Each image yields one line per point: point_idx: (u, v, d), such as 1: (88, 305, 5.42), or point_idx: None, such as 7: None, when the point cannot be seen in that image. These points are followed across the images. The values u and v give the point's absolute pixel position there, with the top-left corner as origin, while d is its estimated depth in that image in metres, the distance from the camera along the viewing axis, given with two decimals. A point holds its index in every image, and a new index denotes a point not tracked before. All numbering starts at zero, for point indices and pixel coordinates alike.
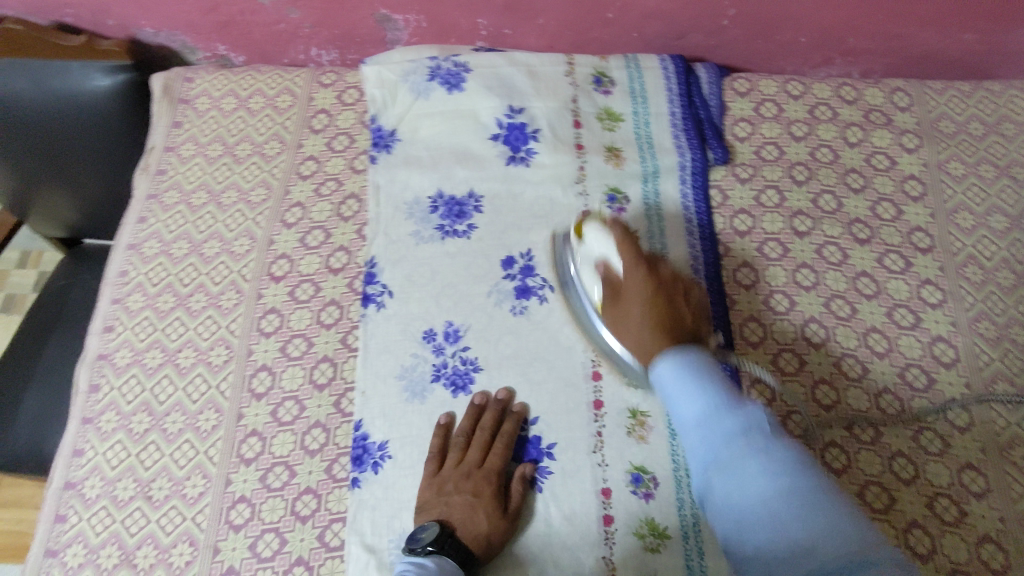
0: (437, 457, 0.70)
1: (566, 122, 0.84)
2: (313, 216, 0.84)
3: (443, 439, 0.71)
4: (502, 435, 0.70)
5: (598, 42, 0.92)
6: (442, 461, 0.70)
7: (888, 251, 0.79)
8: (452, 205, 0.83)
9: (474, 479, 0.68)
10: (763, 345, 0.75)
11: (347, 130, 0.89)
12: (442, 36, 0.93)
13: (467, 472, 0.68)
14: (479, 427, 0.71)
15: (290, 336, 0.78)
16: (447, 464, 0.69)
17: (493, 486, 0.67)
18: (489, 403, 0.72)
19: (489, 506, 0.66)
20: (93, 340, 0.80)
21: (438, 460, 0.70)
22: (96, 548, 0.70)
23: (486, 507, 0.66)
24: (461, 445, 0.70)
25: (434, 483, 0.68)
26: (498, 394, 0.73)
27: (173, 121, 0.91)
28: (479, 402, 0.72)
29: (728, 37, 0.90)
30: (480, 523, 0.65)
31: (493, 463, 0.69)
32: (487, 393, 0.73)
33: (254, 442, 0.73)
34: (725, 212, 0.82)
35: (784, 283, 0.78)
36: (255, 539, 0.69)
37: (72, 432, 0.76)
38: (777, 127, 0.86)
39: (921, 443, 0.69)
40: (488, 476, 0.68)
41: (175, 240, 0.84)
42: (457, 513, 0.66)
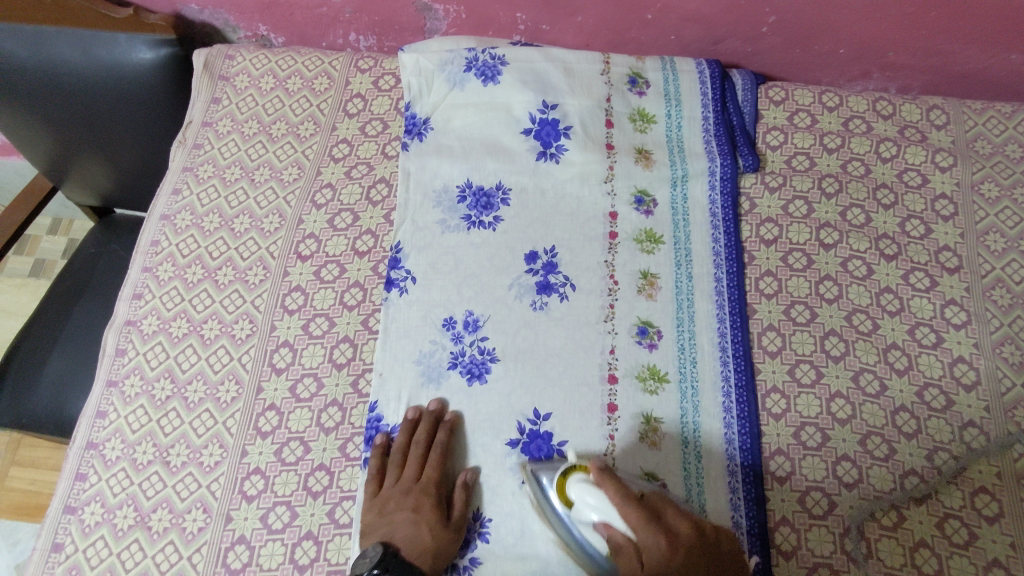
0: (375, 478, 0.70)
1: (599, 120, 0.84)
2: (342, 199, 0.85)
3: (380, 461, 0.71)
4: (436, 445, 0.70)
5: (634, 42, 0.92)
6: (381, 481, 0.70)
7: (914, 269, 0.78)
8: (479, 197, 0.83)
9: (414, 494, 0.68)
10: (781, 355, 0.75)
11: (381, 116, 0.90)
12: (480, 28, 0.94)
13: (406, 488, 0.69)
14: (415, 441, 0.71)
15: (313, 314, 0.79)
16: (387, 482, 0.70)
17: (433, 498, 0.68)
18: (422, 416, 0.72)
19: (433, 519, 0.66)
20: (123, 306, 0.82)
21: (377, 481, 0.70)
22: (112, 508, 0.72)
23: (428, 521, 0.66)
24: (397, 462, 0.70)
25: (376, 503, 0.68)
26: (431, 407, 0.73)
27: (212, 97, 0.93)
28: (413, 417, 0.72)
29: (766, 44, 0.89)
30: (424, 536, 0.65)
31: (430, 476, 0.69)
32: (419, 407, 0.73)
33: (271, 416, 0.75)
34: (751, 220, 0.82)
35: (807, 294, 0.78)
36: (267, 510, 0.71)
37: (96, 394, 0.78)
38: (809, 137, 0.86)
39: (935, 464, 0.68)
40: (427, 488, 0.68)
41: (207, 213, 0.86)
42: (401, 531, 0.66)
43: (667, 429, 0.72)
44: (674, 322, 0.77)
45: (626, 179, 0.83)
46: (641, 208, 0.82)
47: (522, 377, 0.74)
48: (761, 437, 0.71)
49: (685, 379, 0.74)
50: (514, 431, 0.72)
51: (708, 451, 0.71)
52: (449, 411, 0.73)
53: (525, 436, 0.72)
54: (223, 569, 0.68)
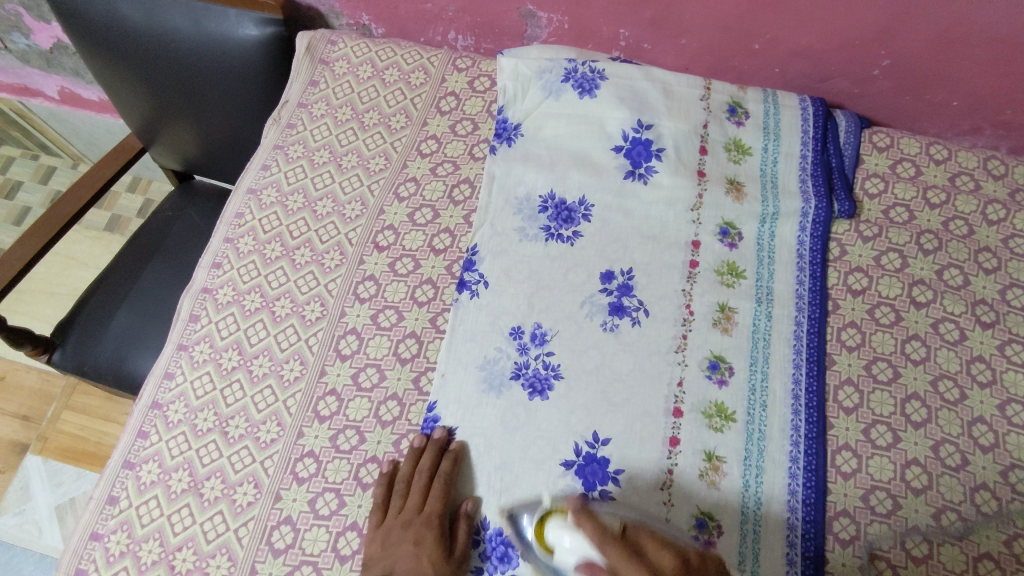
0: (380, 505, 0.69)
1: (693, 146, 0.82)
2: (425, 194, 0.86)
3: (384, 488, 0.70)
4: (440, 476, 0.69)
5: (736, 70, 0.90)
6: (386, 509, 0.69)
7: (1012, 340, 0.74)
8: (561, 209, 0.82)
9: (415, 526, 0.67)
10: (857, 413, 0.72)
11: (472, 116, 0.90)
12: (580, 40, 0.93)
13: (408, 520, 0.67)
14: (418, 471, 0.69)
15: (383, 306, 0.80)
16: (390, 511, 0.68)
17: (435, 531, 0.67)
18: (428, 445, 0.71)
19: (435, 553, 0.65)
20: (201, 273, 0.84)
21: (381, 510, 0.69)
22: (169, 470, 0.73)
23: (429, 555, 0.65)
24: (401, 491, 0.69)
25: (380, 534, 0.67)
26: (436, 434, 0.71)
27: (310, 80, 0.95)
28: (419, 446, 0.71)
29: (875, 87, 0.86)
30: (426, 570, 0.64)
31: (433, 507, 0.68)
32: (426, 436, 0.71)
33: (331, 401, 0.75)
34: (840, 267, 0.79)
35: (891, 352, 0.74)
36: (316, 495, 0.71)
37: (167, 355, 0.80)
38: (912, 189, 0.82)
39: (1013, 551, 0.65)
40: (429, 521, 0.67)
41: (292, 192, 0.87)
42: (402, 565, 0.65)
43: (729, 469, 0.69)
44: (748, 362, 0.74)
45: (713, 209, 0.81)
46: (725, 240, 0.80)
47: (584, 398, 0.73)
48: (826, 494, 0.68)
49: (752, 422, 0.71)
50: (571, 452, 0.70)
51: (769, 498, 0.68)
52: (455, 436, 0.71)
53: (581, 458, 0.70)
54: (266, 547, 0.69)
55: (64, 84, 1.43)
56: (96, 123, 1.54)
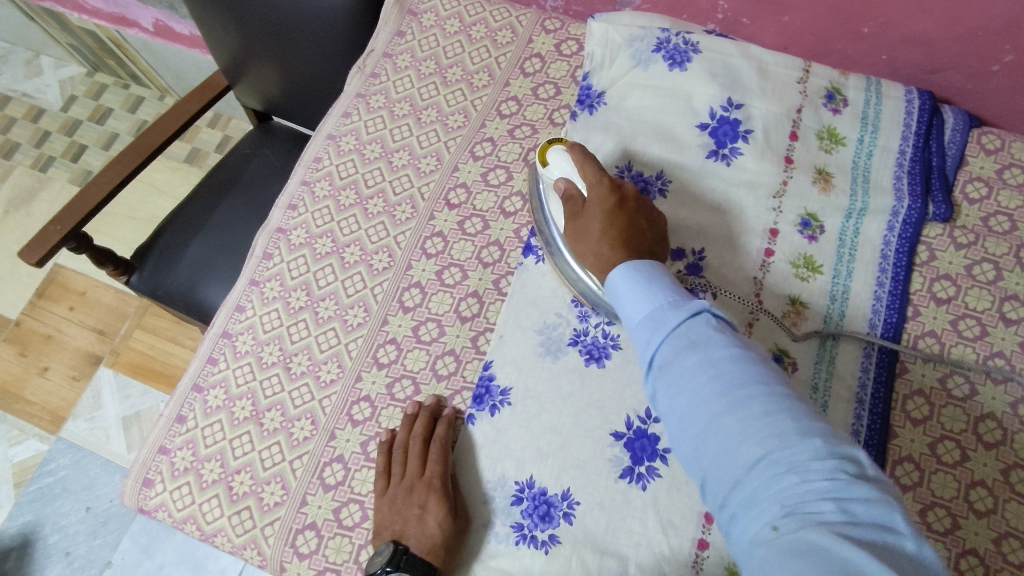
0: (384, 474, 0.70)
1: (783, 130, 0.79)
2: (501, 155, 0.85)
3: (385, 456, 0.71)
4: (434, 438, 0.70)
5: (839, 55, 0.85)
6: (390, 478, 0.70)
7: None
8: (636, 182, 0.81)
9: (416, 490, 0.67)
10: (925, 425, 0.69)
11: (555, 80, 0.89)
12: (675, 9, 0.90)
13: (410, 485, 0.68)
14: (413, 435, 0.70)
15: (449, 263, 0.80)
16: (393, 479, 0.69)
17: (437, 491, 0.66)
18: (420, 412, 0.72)
19: (439, 512, 0.65)
20: (277, 213, 0.86)
21: (386, 478, 0.70)
22: (234, 397, 0.77)
23: (434, 515, 0.65)
24: (400, 456, 0.70)
25: (386, 501, 0.68)
26: (427, 402, 0.73)
27: (397, 31, 0.95)
28: (412, 412, 0.73)
29: (992, 85, 0.80)
30: (432, 532, 0.64)
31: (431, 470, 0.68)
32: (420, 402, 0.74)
33: (391, 350, 0.77)
34: (926, 272, 0.75)
35: (971, 367, 0.70)
36: (369, 438, 0.73)
37: (239, 288, 0.83)
38: (1017, 198, 0.77)
39: None
40: (431, 483, 0.67)
41: (369, 141, 0.88)
42: (410, 528, 0.65)
43: None
44: (813, 360, 0.72)
45: (797, 198, 0.77)
46: (806, 232, 0.77)
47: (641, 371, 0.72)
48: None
49: None
50: (622, 424, 0.70)
51: None
52: (501, 377, 0.73)
53: (631, 432, 0.69)
54: (319, 481, 0.71)
55: (159, 17, 1.48)
56: (185, 58, 1.58)
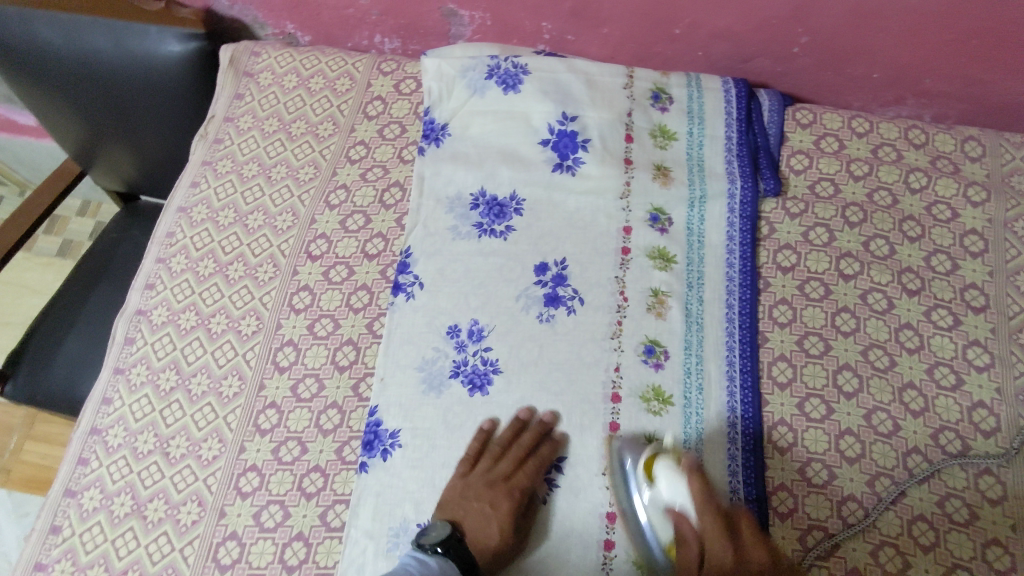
0: (471, 459, 0.70)
1: (618, 134, 0.83)
2: (356, 200, 0.85)
3: (480, 444, 0.71)
4: (537, 457, 0.70)
5: (661, 57, 0.91)
6: (475, 463, 0.70)
7: (937, 305, 0.75)
8: (492, 205, 0.83)
9: (496, 490, 0.68)
10: (791, 386, 0.73)
11: (400, 119, 0.90)
12: (504, 36, 0.93)
13: (493, 482, 0.69)
14: (519, 443, 0.70)
15: (319, 315, 0.79)
16: (479, 467, 0.70)
17: (512, 502, 0.68)
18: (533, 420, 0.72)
19: (506, 524, 0.66)
20: (135, 295, 0.83)
21: (470, 463, 0.70)
22: (111, 494, 0.73)
23: (501, 524, 0.66)
24: (497, 454, 0.70)
25: (462, 483, 0.69)
26: (546, 415, 0.72)
27: (236, 93, 0.94)
28: (524, 418, 0.72)
29: (797, 65, 0.87)
30: (492, 536, 0.66)
31: (520, 481, 0.69)
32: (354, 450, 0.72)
33: (271, 414, 0.75)
34: (770, 245, 0.80)
35: (822, 325, 0.75)
36: (260, 508, 0.71)
37: (104, 380, 0.79)
38: (836, 163, 0.83)
39: (946, 511, 0.66)
40: (511, 491, 0.68)
41: (222, 208, 0.87)
42: (473, 519, 0.67)
43: None
44: (682, 346, 0.75)
45: (642, 196, 0.81)
46: (656, 225, 0.81)
47: (525, 391, 0.74)
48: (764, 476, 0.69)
49: (690, 404, 0.72)
50: None
51: (711, 477, 0.69)
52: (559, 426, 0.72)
53: None
54: (213, 563, 0.69)
55: None
56: (37, 149, 1.52)
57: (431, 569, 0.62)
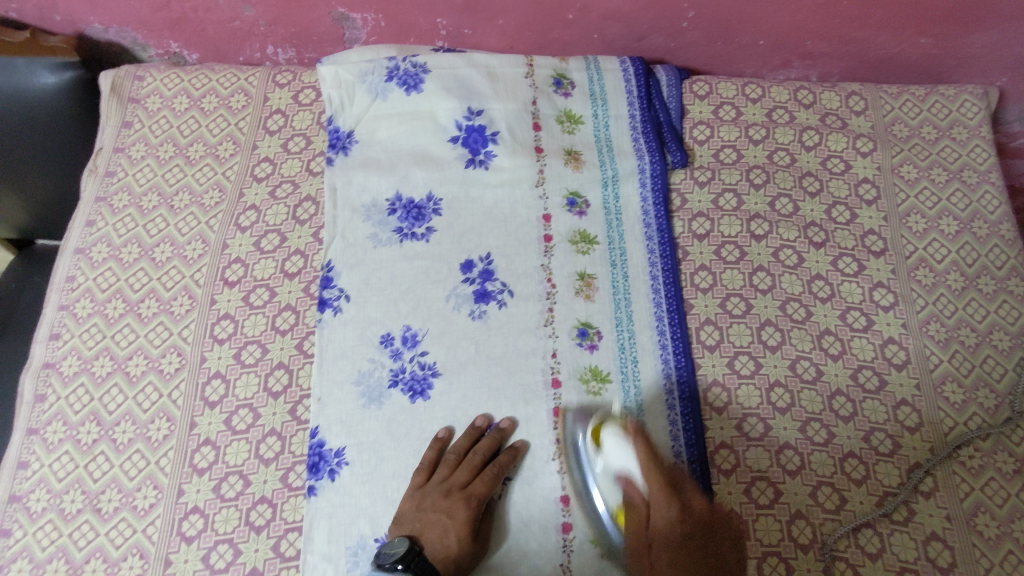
0: (426, 469, 0.69)
1: (526, 124, 0.84)
2: (268, 220, 0.83)
3: (435, 453, 0.70)
4: (495, 463, 0.69)
5: (558, 42, 0.92)
6: (431, 474, 0.69)
7: (842, 254, 0.80)
8: (410, 208, 0.82)
9: (452, 499, 0.66)
10: (720, 348, 0.76)
11: (304, 131, 0.88)
12: (400, 35, 0.92)
13: (450, 490, 0.67)
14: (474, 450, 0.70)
15: (245, 342, 0.77)
16: (435, 477, 0.69)
17: (470, 511, 0.66)
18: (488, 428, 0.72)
19: (465, 532, 0.65)
20: (39, 348, 0.77)
21: (426, 473, 0.69)
22: (41, 563, 0.68)
23: (460, 532, 0.65)
24: (450, 463, 0.69)
25: (418, 495, 0.67)
26: (504, 424, 0.71)
27: (123, 122, 0.89)
28: (480, 426, 0.71)
29: (688, 39, 0.90)
30: (451, 545, 0.65)
31: (476, 488, 0.67)
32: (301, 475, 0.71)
33: (207, 452, 0.72)
34: (684, 215, 0.82)
35: (741, 286, 0.79)
36: (209, 550, 0.68)
37: (16, 443, 0.74)
38: (735, 130, 0.87)
39: (872, 444, 0.71)
40: (469, 499, 0.67)
41: (125, 244, 0.82)
42: (431, 532, 0.65)
43: None
44: (613, 324, 0.77)
45: (557, 181, 0.82)
46: (574, 209, 0.82)
47: (466, 389, 0.74)
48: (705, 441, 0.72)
49: (627, 378, 0.74)
50: None
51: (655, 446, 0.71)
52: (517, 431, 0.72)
53: None
54: None
55: None
56: None
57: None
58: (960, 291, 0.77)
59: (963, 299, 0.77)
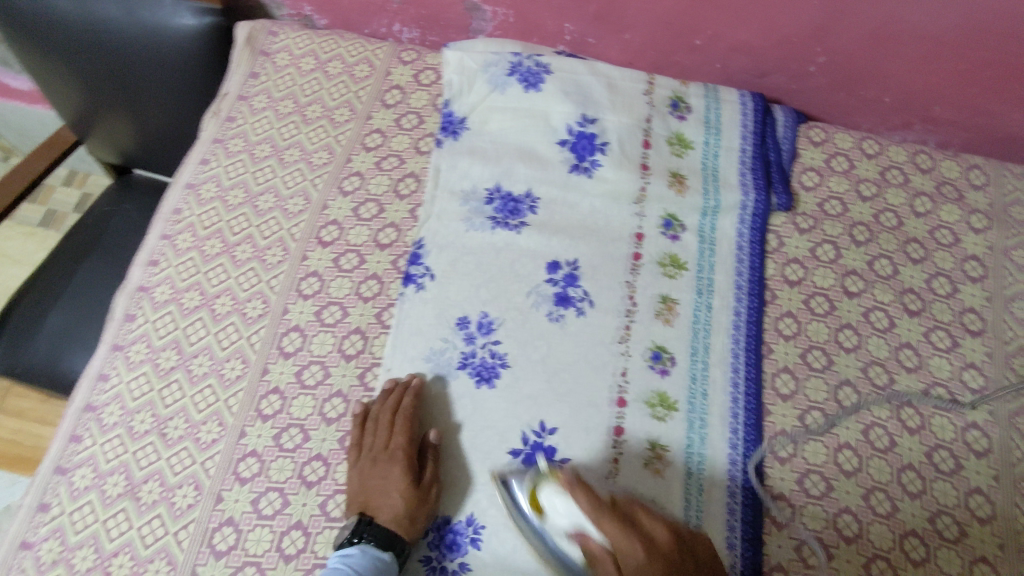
0: (357, 446, 0.70)
1: (636, 139, 0.84)
2: (370, 188, 0.85)
3: (357, 428, 0.71)
4: (405, 412, 0.70)
5: (679, 66, 0.92)
6: (361, 448, 0.70)
7: (937, 327, 0.77)
8: (507, 201, 0.82)
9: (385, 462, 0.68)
10: (794, 399, 0.74)
11: (417, 110, 0.90)
12: (525, 34, 0.93)
13: (376, 457, 0.69)
14: (387, 408, 0.71)
15: (327, 302, 0.78)
16: (364, 450, 0.70)
17: (402, 465, 0.68)
18: (397, 387, 0.72)
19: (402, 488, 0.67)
20: (136, 271, 0.81)
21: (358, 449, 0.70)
22: (104, 474, 0.71)
23: (399, 488, 0.67)
24: (373, 428, 0.70)
25: (356, 471, 0.69)
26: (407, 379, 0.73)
27: (250, 72, 0.92)
28: (391, 388, 0.73)
29: (812, 84, 0.89)
30: (397, 504, 0.66)
31: (398, 443, 0.69)
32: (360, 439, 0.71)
33: (274, 399, 0.74)
34: (778, 258, 0.81)
35: (826, 340, 0.77)
36: (259, 495, 0.69)
37: (100, 356, 0.77)
38: (845, 183, 0.85)
39: (938, 527, 0.68)
40: (397, 457, 0.68)
41: (232, 187, 0.85)
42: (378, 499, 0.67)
43: (673, 458, 0.71)
44: (689, 351, 0.76)
45: (657, 202, 0.82)
46: (669, 232, 0.81)
47: (532, 387, 0.73)
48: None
49: (694, 410, 0.73)
50: (518, 441, 0.71)
51: (711, 483, 0.70)
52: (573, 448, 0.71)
53: (528, 447, 0.71)
54: (208, 549, 0.67)
55: None
56: (27, 115, 1.42)
57: (355, 556, 0.63)
58: None
59: None
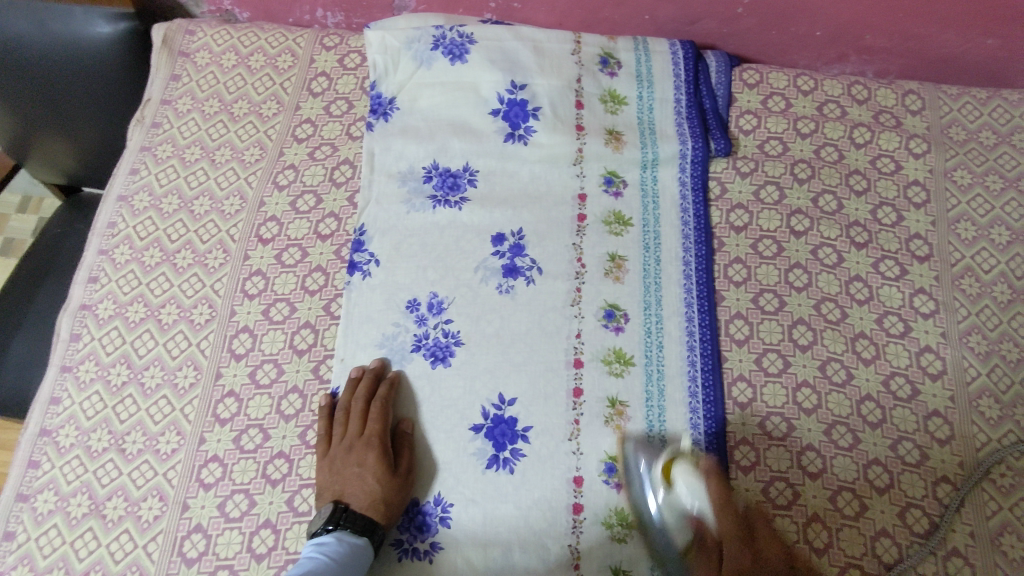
0: (324, 438, 0.70)
1: (568, 101, 0.83)
2: (306, 180, 0.83)
3: (324, 420, 0.70)
4: (376, 399, 0.70)
5: (608, 22, 0.90)
6: (329, 439, 0.70)
7: (884, 257, 0.77)
8: (446, 177, 0.81)
9: (359, 449, 0.68)
10: (749, 343, 0.74)
11: (347, 95, 0.88)
12: (449, 6, 0.91)
13: (350, 445, 0.69)
14: (356, 397, 0.70)
15: (274, 300, 0.78)
16: (334, 441, 0.69)
17: (376, 451, 0.68)
18: (364, 375, 0.72)
19: (378, 472, 0.66)
20: (77, 290, 0.80)
21: (325, 440, 0.69)
22: (66, 496, 0.70)
23: (374, 472, 0.66)
24: (342, 419, 0.70)
25: (325, 463, 0.68)
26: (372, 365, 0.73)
27: (172, 75, 0.90)
28: (357, 375, 0.72)
29: (742, 26, 0.87)
30: (374, 487, 0.66)
31: (372, 429, 0.69)
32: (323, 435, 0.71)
33: (230, 403, 0.73)
34: (722, 205, 0.81)
35: (776, 282, 0.76)
36: (225, 498, 0.69)
37: (50, 379, 0.76)
38: (783, 122, 0.84)
39: (898, 453, 0.69)
40: (370, 442, 0.68)
41: (165, 194, 0.84)
42: (351, 487, 0.66)
43: (632, 414, 0.71)
44: (641, 307, 0.76)
45: (596, 160, 0.81)
46: (611, 189, 0.81)
47: (486, 362, 0.73)
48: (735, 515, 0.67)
49: (650, 366, 0.73)
50: (478, 416, 0.71)
51: (674, 435, 0.70)
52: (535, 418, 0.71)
53: (489, 421, 0.71)
54: (178, 558, 0.67)
55: None
56: None
57: (331, 544, 0.62)
58: (1006, 303, 0.74)
59: (1009, 311, 0.74)
